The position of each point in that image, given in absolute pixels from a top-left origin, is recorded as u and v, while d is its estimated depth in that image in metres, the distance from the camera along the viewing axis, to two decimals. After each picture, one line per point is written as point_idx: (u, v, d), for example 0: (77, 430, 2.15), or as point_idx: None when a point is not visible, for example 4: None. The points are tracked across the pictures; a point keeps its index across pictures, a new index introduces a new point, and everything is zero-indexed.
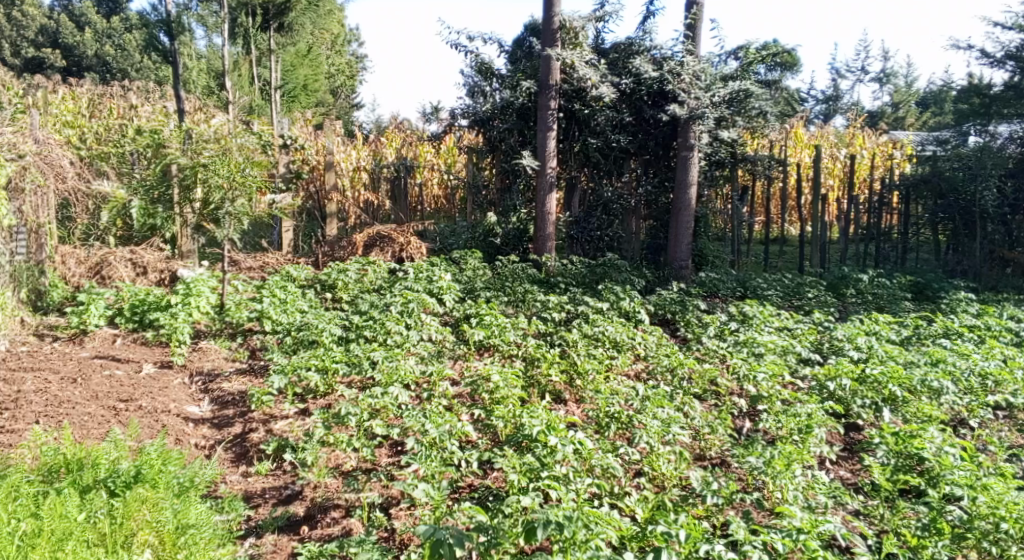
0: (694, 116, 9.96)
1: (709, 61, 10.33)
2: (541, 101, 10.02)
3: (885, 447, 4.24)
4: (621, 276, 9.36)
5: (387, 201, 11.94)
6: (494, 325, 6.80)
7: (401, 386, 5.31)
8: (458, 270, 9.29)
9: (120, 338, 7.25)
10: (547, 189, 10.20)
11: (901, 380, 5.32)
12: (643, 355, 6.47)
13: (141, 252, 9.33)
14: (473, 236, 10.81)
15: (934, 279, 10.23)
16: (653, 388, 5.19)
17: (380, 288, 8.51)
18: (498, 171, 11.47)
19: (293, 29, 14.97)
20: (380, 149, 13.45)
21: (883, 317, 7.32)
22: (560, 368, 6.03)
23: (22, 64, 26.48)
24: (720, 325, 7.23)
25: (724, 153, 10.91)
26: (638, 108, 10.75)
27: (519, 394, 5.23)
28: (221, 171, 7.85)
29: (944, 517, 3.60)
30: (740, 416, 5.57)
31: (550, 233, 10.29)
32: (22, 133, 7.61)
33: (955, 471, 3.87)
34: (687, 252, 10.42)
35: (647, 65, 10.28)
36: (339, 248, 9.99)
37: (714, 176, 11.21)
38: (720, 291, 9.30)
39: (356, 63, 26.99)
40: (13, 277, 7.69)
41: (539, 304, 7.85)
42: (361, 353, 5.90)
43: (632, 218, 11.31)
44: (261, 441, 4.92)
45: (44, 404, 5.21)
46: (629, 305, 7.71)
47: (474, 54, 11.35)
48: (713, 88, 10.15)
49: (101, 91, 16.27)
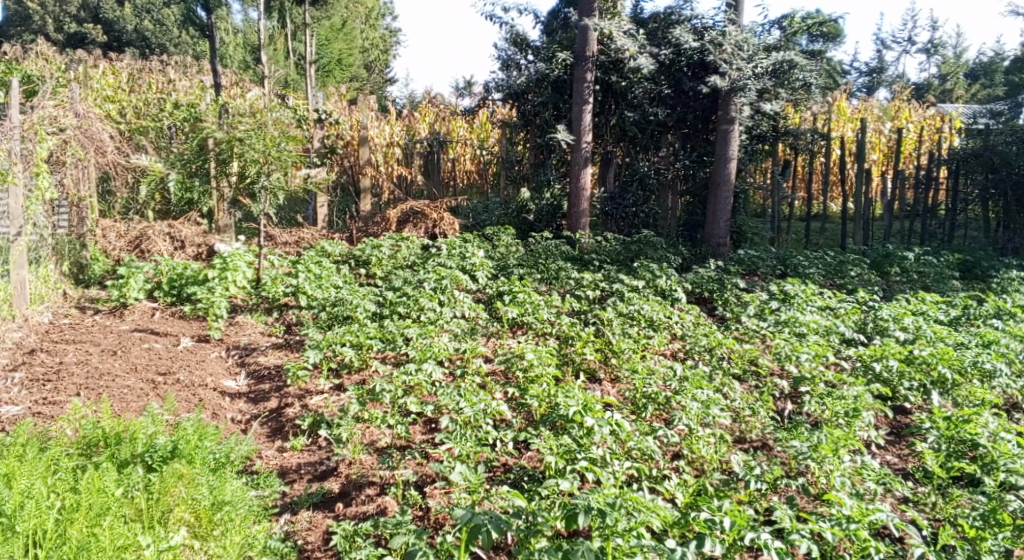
0: (735, 88, 9.68)
1: (751, 31, 10.02)
2: (577, 73, 9.83)
3: (936, 432, 4.08)
4: (657, 253, 9.20)
5: (421, 176, 11.88)
6: (528, 303, 6.72)
7: (435, 364, 5.26)
8: (491, 246, 9.21)
9: (159, 311, 7.34)
10: (582, 164, 10.03)
11: (951, 362, 5.12)
12: (680, 334, 6.35)
13: (179, 227, 9.42)
14: (507, 212, 10.70)
15: (984, 257, 9.87)
16: (691, 369, 5.08)
17: (414, 264, 8.48)
18: (533, 145, 11.32)
19: (327, 2, 14.89)
20: (414, 124, 13.38)
21: (930, 297, 7.08)
22: (595, 347, 5.95)
23: (64, 40, 26.86)
24: (760, 304, 7.06)
25: (765, 126, 10.62)
26: (677, 80, 10.51)
27: (553, 373, 5.16)
28: (257, 146, 7.85)
29: (1004, 508, 3.43)
30: (781, 398, 5.43)
31: (585, 209, 10.14)
32: (63, 106, 7.65)
33: (1015, 460, 3.70)
34: (725, 228, 10.20)
35: (688, 35, 10.00)
36: (373, 223, 9.98)
37: (755, 150, 10.92)
38: (760, 269, 9.08)
39: (390, 37, 26.91)
40: (55, 251, 7.80)
41: (573, 281, 7.75)
42: (395, 329, 5.89)
43: (669, 194, 11.06)
44: (297, 416, 4.94)
45: (85, 376, 5.30)
46: (665, 283, 7.57)
47: (509, 26, 11.16)
48: (755, 59, 9.88)
49: (140, 66, 16.41)
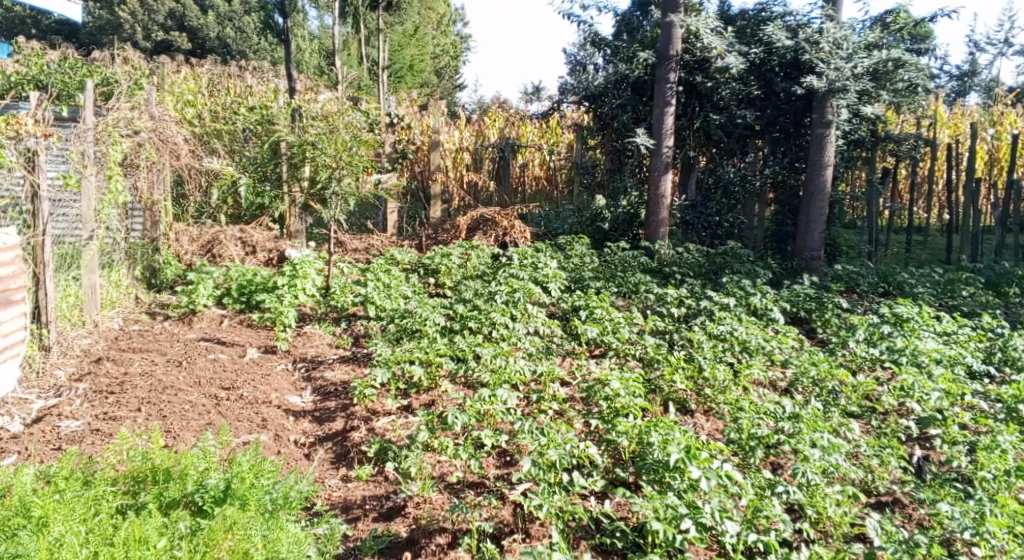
0: (834, 89, 8.88)
1: (851, 28, 9.29)
2: (660, 73, 9.26)
3: None
4: (744, 267, 8.54)
5: (491, 181, 11.51)
6: (608, 321, 6.20)
7: (510, 389, 4.80)
8: (564, 257, 8.73)
9: (227, 319, 7.15)
10: (662, 170, 9.44)
11: None
12: (780, 360, 5.73)
13: (250, 231, 9.30)
14: (581, 219, 10.23)
15: None
16: (801, 405, 4.51)
17: (484, 274, 8.09)
18: (609, 150, 10.79)
19: (402, 9, 14.76)
20: (483, 129, 13.03)
21: None
22: (687, 375, 5.41)
23: (152, 48, 27.73)
24: (869, 328, 6.37)
25: (864, 131, 9.78)
26: (768, 81, 9.79)
27: (641, 404, 4.66)
28: (328, 150, 7.64)
29: None
30: (904, 439, 4.79)
31: (664, 218, 9.54)
32: (139, 110, 7.53)
33: None
34: (819, 241, 9.44)
35: (781, 33, 9.30)
36: (442, 231, 9.64)
37: (851, 157, 10.13)
38: (860, 286, 8.34)
39: (461, 43, 26.74)
40: (128, 255, 7.71)
41: (656, 296, 7.18)
42: (467, 346, 5.49)
43: (756, 203, 10.33)
44: (363, 441, 4.56)
45: (148, 389, 5.08)
46: (759, 302, 6.93)
47: (587, 26, 10.71)
48: (855, 58, 9.05)
49: (219, 70, 16.59)
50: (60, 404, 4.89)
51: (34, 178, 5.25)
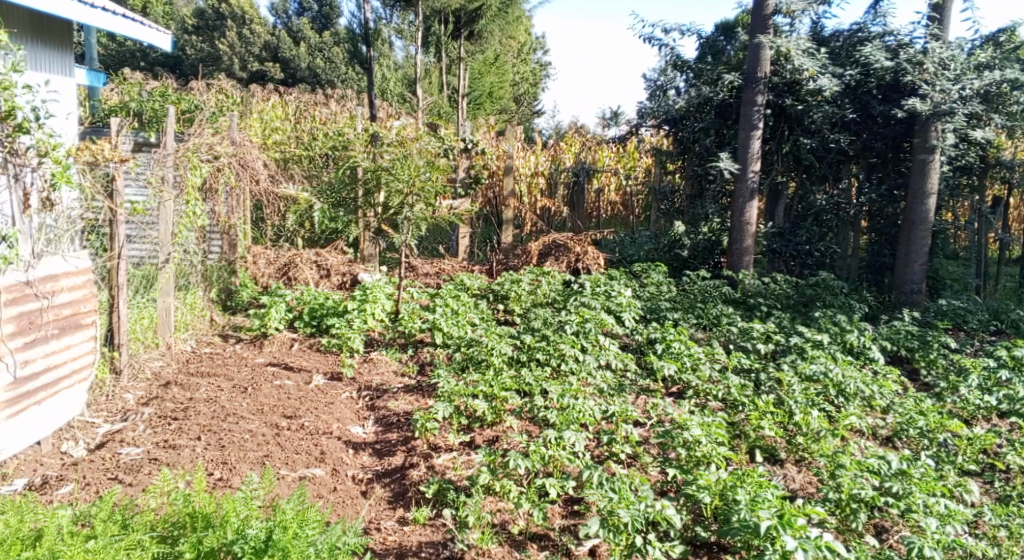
0: (939, 112, 8.24)
1: (959, 47, 8.64)
2: (746, 96, 8.82)
3: None
4: (836, 299, 7.94)
5: (566, 207, 11.25)
6: (686, 357, 5.78)
7: (578, 430, 4.45)
8: (640, 285, 8.34)
9: (297, 342, 7.09)
10: (746, 196, 8.96)
11: None
12: (881, 406, 5.22)
13: (326, 255, 9.33)
14: (657, 245, 9.84)
15: None
16: (909, 460, 4.08)
17: (555, 303, 7.80)
18: (690, 175, 10.35)
19: (483, 37, 14.76)
20: (560, 154, 12.80)
21: None
22: (774, 420, 4.95)
23: (247, 78, 28.86)
24: (984, 372, 5.74)
25: (972, 156, 9.05)
26: (864, 103, 9.20)
27: (725, 452, 4.24)
28: (402, 175, 7.54)
29: None
30: None
31: (748, 246, 9.03)
32: (220, 135, 7.61)
33: None
34: (920, 273, 8.73)
35: (880, 53, 8.73)
36: (514, 257, 9.41)
37: (957, 184, 9.37)
38: (968, 324, 7.63)
39: (540, 70, 26.68)
40: (205, 277, 7.78)
41: (739, 330, 6.71)
42: (534, 380, 5.18)
43: (849, 231, 9.68)
44: (422, 480, 4.30)
45: (210, 416, 4.99)
46: (855, 339, 6.37)
47: (669, 48, 10.36)
48: (964, 79, 8.40)
49: (306, 98, 16.98)
50: (124, 429, 4.85)
51: (111, 204, 5.23)
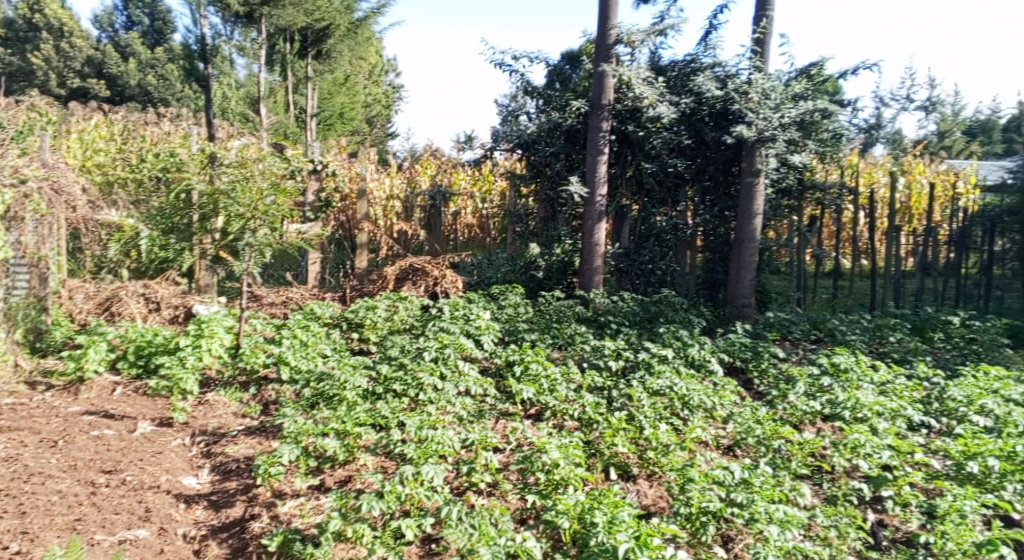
0: (762, 139, 8.89)
1: (778, 79, 9.35)
2: (592, 122, 9.09)
3: None
4: (678, 315, 8.31)
5: (421, 230, 11.05)
6: (544, 379, 5.75)
7: (437, 463, 4.27)
8: (497, 307, 8.28)
9: (119, 386, 6.42)
10: (595, 219, 9.19)
11: None
12: (721, 416, 5.48)
13: (155, 286, 8.58)
14: (514, 267, 9.88)
15: None
16: (750, 470, 4.30)
17: (412, 328, 7.58)
18: (543, 199, 10.50)
19: (333, 58, 14.33)
20: (414, 177, 12.63)
21: (994, 369, 6.21)
22: (628, 437, 5.03)
23: (67, 94, 26.39)
24: (809, 378, 6.18)
25: (791, 180, 9.88)
26: (698, 130, 9.73)
27: (582, 474, 4.23)
28: (243, 199, 7.03)
29: None
30: (856, 502, 4.63)
31: (597, 266, 9.23)
32: (26, 157, 6.81)
33: None
34: (750, 288, 9.32)
35: (711, 82, 9.28)
36: (368, 282, 9.16)
37: (780, 206, 10.15)
38: (791, 333, 8.24)
39: (392, 93, 26.35)
40: (8, 316, 6.87)
41: (592, 349, 6.82)
42: (390, 413, 4.94)
43: (688, 250, 10.21)
44: (263, 533, 4.06)
45: (9, 478, 4.35)
46: (697, 353, 6.67)
47: (519, 75, 10.53)
48: (783, 108, 9.07)
49: (135, 117, 15.69)
50: None
51: None
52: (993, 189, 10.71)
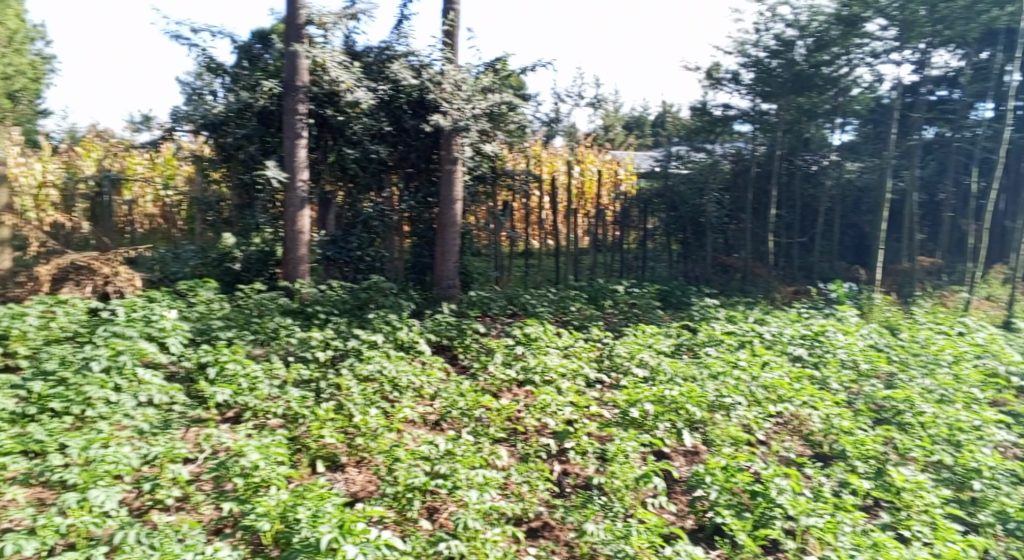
0: (458, 129, 9.22)
1: (468, 71, 9.64)
2: (287, 104, 8.63)
3: (715, 485, 4.17)
4: (387, 300, 8.29)
5: (87, 221, 9.59)
6: (243, 377, 5.31)
7: (109, 486, 3.80)
8: (187, 304, 7.48)
9: None
10: (297, 205, 8.69)
11: (698, 400, 5.39)
12: (428, 394, 5.61)
13: None
14: (206, 261, 9.06)
15: (676, 287, 10.39)
16: (453, 442, 4.48)
17: (78, 335, 6.55)
18: (237, 185, 9.85)
19: None
20: (74, 161, 10.91)
21: (652, 329, 7.22)
22: (335, 426, 4.95)
23: None
24: (504, 350, 6.61)
25: (485, 168, 10.39)
26: (397, 118, 9.67)
27: (286, 472, 4.03)
28: None
29: None
30: (545, 458, 5.05)
31: (302, 255, 8.77)
32: None
33: (780, 493, 3.99)
34: (454, 271, 9.67)
35: (406, 71, 9.33)
36: (14, 285, 7.77)
37: (475, 191, 10.68)
38: (490, 309, 8.75)
39: None
40: None
41: (296, 341, 6.52)
42: (48, 436, 4.20)
43: (393, 236, 10.25)
44: None
45: None
46: (404, 335, 6.77)
47: (200, 50, 9.63)
48: (474, 100, 9.47)
49: None
50: None
51: None
52: (643, 174, 12.47)
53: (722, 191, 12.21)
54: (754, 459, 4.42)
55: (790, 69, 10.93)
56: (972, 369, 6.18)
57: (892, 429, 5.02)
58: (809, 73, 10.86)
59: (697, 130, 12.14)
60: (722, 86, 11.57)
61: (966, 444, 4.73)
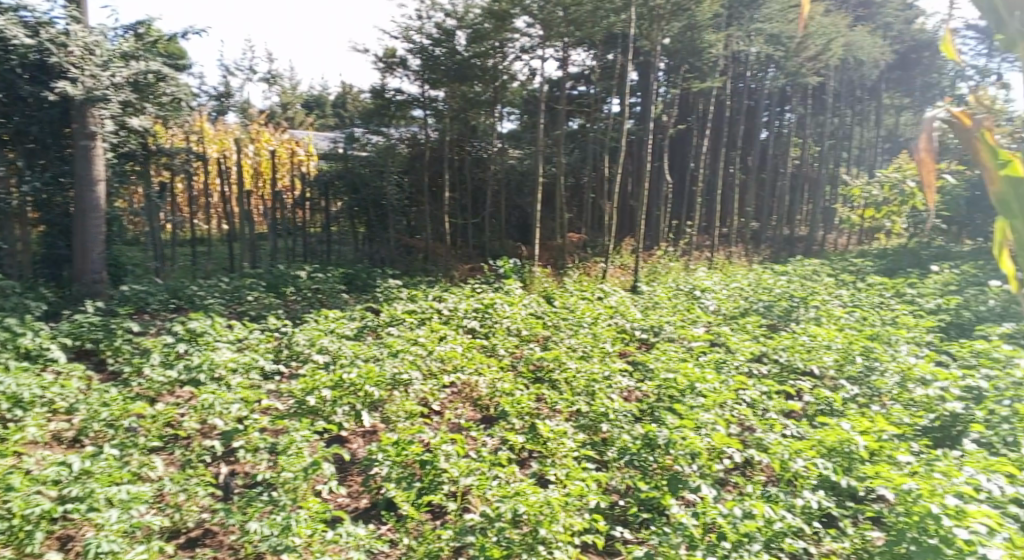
0: (92, 98, 8.01)
1: (103, 34, 8.38)
2: None
3: (386, 461, 4.25)
4: (9, 302, 6.97)
5: None
6: None
7: None
8: None
9: None
10: None
11: (376, 379, 5.40)
12: (65, 409, 4.83)
13: None
14: None
15: (360, 271, 10.34)
16: (91, 459, 3.92)
17: None
18: None
19: None
20: None
21: (331, 313, 7.09)
22: None
23: None
24: (163, 348, 5.98)
25: (133, 144, 9.23)
26: (9, 83, 8.07)
27: None
28: None
29: (492, 540, 3.54)
30: (210, 462, 4.68)
31: None
32: None
33: (445, 459, 4.17)
34: (100, 263, 8.50)
35: (16, 28, 7.75)
36: None
37: (124, 171, 9.46)
38: (150, 305, 7.87)
39: None
40: None
41: None
42: None
43: (15, 224, 8.61)
44: None
45: None
46: (33, 342, 5.75)
47: None
48: (112, 67, 8.31)
49: None
50: None
51: None
52: (326, 156, 12.06)
53: (401, 174, 12.36)
54: (424, 431, 4.54)
55: (451, 58, 11.44)
56: (606, 328, 7.07)
57: (543, 387, 5.57)
58: (467, 64, 11.50)
59: (371, 113, 12.03)
60: (392, 71, 11.73)
61: (597, 393, 5.30)
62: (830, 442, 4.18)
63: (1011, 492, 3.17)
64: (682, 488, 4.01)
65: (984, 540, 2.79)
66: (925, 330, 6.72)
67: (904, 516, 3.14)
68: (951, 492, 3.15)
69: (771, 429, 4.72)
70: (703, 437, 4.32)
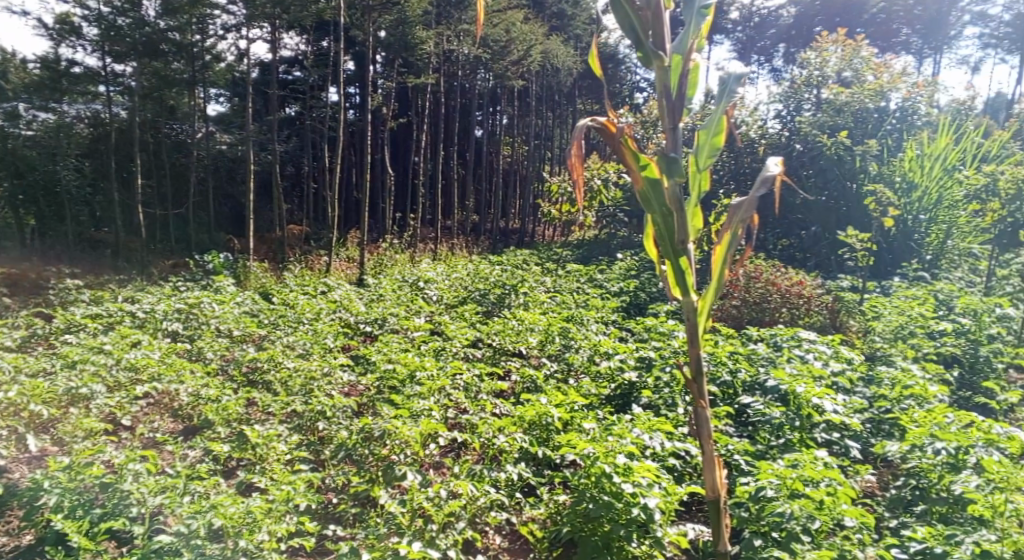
0: None
1: None
2: None
3: (56, 489, 3.67)
4: None
5: None
6: None
7: None
8: None
9: None
10: None
11: (42, 396, 4.70)
12: None
13: None
14: None
15: (30, 271, 8.91)
16: None
17: None
18: None
19: None
20: None
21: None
22: None
23: None
24: None
25: None
26: None
27: None
28: None
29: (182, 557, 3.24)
30: None
31: None
32: None
33: (131, 478, 3.72)
34: None
35: None
36: None
37: None
38: None
39: None
40: None
41: None
42: None
43: None
44: None
45: None
46: None
47: None
48: None
49: None
50: None
51: None
52: None
53: (82, 157, 11.15)
54: (104, 451, 4.02)
55: (140, 30, 9.94)
56: (327, 322, 6.84)
57: (253, 390, 5.16)
58: (160, 38, 10.14)
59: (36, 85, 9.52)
60: (65, 40, 10.21)
61: (315, 389, 5.01)
62: (529, 416, 4.25)
63: (668, 447, 3.66)
64: (394, 477, 3.81)
65: (644, 491, 3.12)
66: (609, 311, 7.47)
67: (584, 477, 3.29)
68: (621, 451, 3.34)
69: (484, 409, 4.68)
70: (412, 424, 4.13)
